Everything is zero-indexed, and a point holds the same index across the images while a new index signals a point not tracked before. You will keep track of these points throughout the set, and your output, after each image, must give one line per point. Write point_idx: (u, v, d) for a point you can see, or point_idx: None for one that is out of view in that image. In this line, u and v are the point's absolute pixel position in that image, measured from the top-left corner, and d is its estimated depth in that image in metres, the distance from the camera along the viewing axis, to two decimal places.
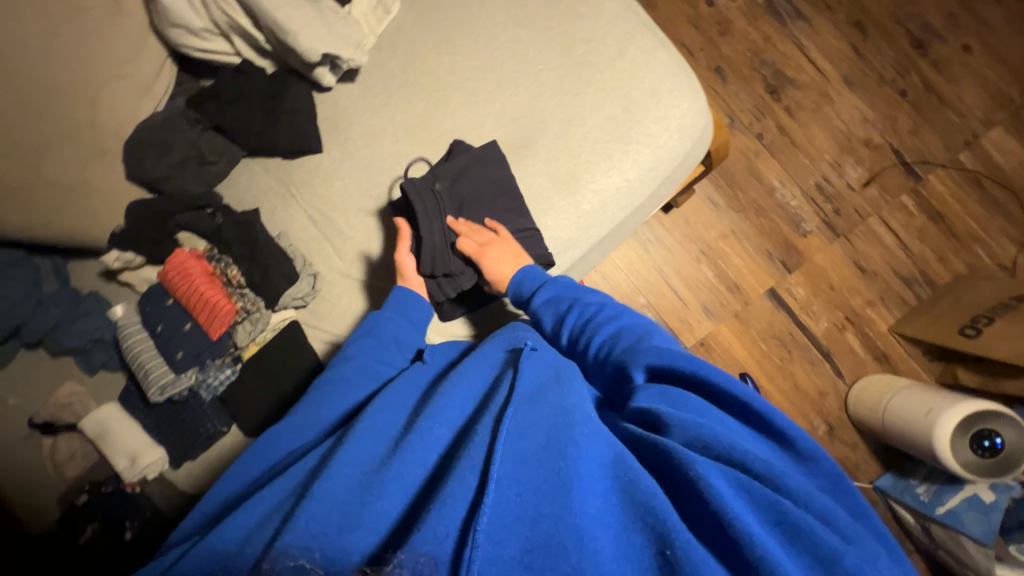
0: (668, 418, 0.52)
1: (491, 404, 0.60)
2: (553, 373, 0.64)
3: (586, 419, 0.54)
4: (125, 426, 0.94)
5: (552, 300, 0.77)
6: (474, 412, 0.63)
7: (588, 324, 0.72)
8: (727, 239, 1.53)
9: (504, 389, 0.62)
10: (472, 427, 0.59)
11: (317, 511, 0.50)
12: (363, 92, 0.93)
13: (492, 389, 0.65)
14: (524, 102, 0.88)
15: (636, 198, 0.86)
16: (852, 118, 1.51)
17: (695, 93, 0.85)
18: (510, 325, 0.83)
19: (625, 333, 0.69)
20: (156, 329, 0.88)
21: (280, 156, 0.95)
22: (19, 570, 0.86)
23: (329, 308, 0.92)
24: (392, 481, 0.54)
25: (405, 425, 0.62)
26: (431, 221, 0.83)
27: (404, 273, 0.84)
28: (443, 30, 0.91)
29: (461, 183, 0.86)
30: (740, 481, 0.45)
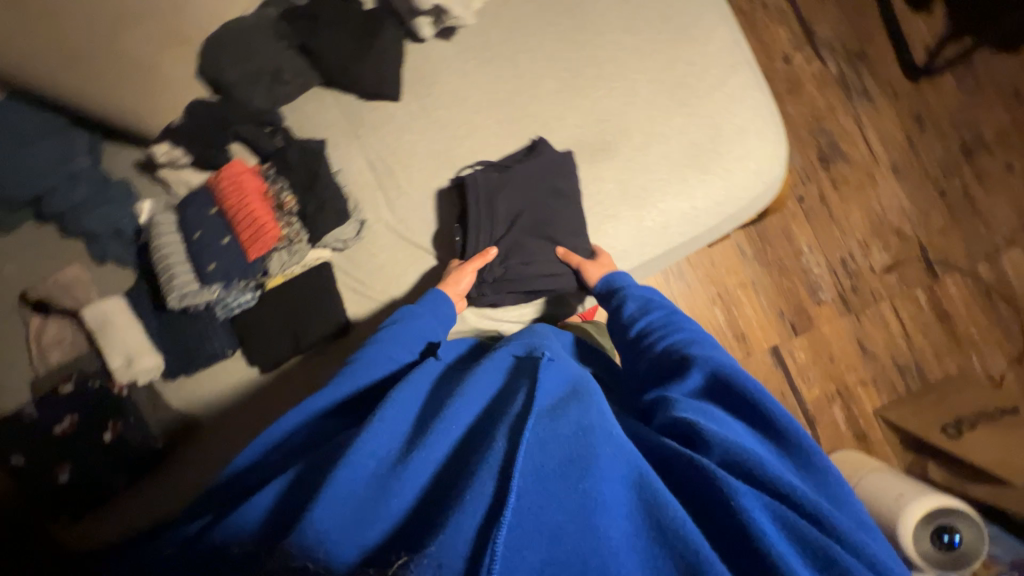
0: (709, 434, 0.56)
1: (507, 411, 0.58)
2: (573, 385, 0.63)
3: (607, 437, 0.54)
4: (127, 324, 0.90)
5: (643, 296, 0.79)
6: (489, 411, 0.61)
7: (667, 329, 0.74)
8: (746, 289, 1.57)
9: (521, 398, 0.59)
10: (486, 432, 0.57)
11: (331, 500, 0.49)
12: (455, 54, 0.91)
13: (508, 394, 0.63)
14: (613, 106, 0.87)
15: (697, 227, 0.87)
16: (890, 206, 1.56)
17: (777, 142, 0.87)
18: (534, 326, 0.83)
19: (700, 345, 0.70)
20: (193, 236, 0.84)
21: (356, 94, 0.93)
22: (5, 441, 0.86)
23: (359, 269, 0.92)
24: (404, 479, 0.52)
25: (419, 425, 0.60)
26: (495, 224, 0.86)
27: (454, 278, 0.84)
28: (551, 14, 0.90)
29: (534, 178, 0.85)
30: (784, 517, 0.49)
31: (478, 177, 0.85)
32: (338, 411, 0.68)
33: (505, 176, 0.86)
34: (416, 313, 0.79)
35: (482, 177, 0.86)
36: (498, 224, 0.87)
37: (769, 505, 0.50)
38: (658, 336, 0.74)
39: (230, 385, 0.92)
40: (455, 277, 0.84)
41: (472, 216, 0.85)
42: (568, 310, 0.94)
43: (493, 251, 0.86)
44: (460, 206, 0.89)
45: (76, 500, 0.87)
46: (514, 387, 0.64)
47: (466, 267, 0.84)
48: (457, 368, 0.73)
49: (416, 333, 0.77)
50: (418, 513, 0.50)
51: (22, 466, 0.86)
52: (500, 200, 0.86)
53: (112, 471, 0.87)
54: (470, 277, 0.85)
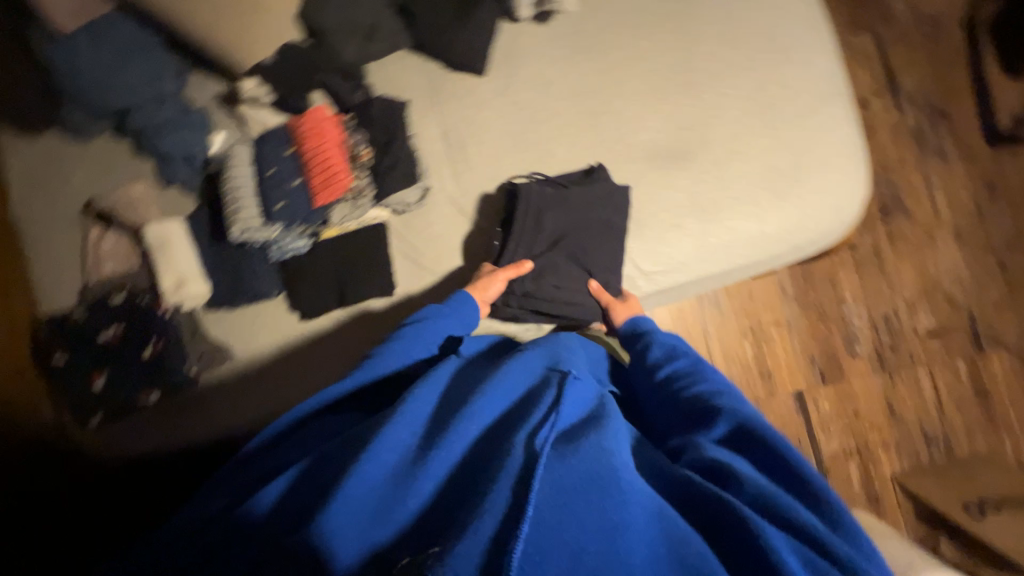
0: (738, 472, 0.56)
1: (527, 420, 0.57)
2: (589, 416, 0.62)
3: (625, 466, 0.54)
4: (183, 249, 0.92)
5: (669, 341, 0.78)
6: (510, 416, 0.60)
7: (691, 377, 0.72)
8: (780, 328, 1.54)
9: (542, 410, 0.58)
10: (503, 439, 0.55)
11: (351, 492, 0.49)
12: (547, 39, 0.91)
13: (527, 403, 0.61)
14: (697, 116, 0.86)
15: (761, 253, 0.85)
16: (944, 270, 1.51)
17: (860, 180, 0.85)
18: (563, 334, 0.80)
19: (725, 397, 0.68)
20: (267, 173, 0.85)
21: (442, 63, 0.93)
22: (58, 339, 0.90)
23: (413, 234, 0.91)
24: (421, 478, 0.51)
25: (438, 420, 0.59)
26: (538, 238, 0.86)
27: (484, 283, 0.83)
28: (650, 14, 0.89)
29: (589, 199, 0.85)
30: (815, 563, 0.46)
31: (533, 189, 0.85)
32: (351, 399, 0.68)
33: (558, 192, 0.86)
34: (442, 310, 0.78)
35: (539, 192, 0.85)
36: (540, 238, 0.87)
37: (801, 552, 0.47)
38: (681, 383, 0.72)
39: (268, 326, 0.93)
40: (485, 282, 0.83)
41: (518, 228, 0.85)
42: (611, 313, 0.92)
43: (528, 264, 0.85)
44: (507, 214, 0.90)
45: (104, 409, 0.89)
46: (534, 397, 0.62)
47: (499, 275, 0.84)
48: (479, 368, 0.73)
49: (439, 330, 0.76)
50: (436, 513, 0.50)
51: (65, 365, 0.89)
52: (549, 217, 0.86)
53: (145, 387, 0.89)
54: (499, 285, 0.83)
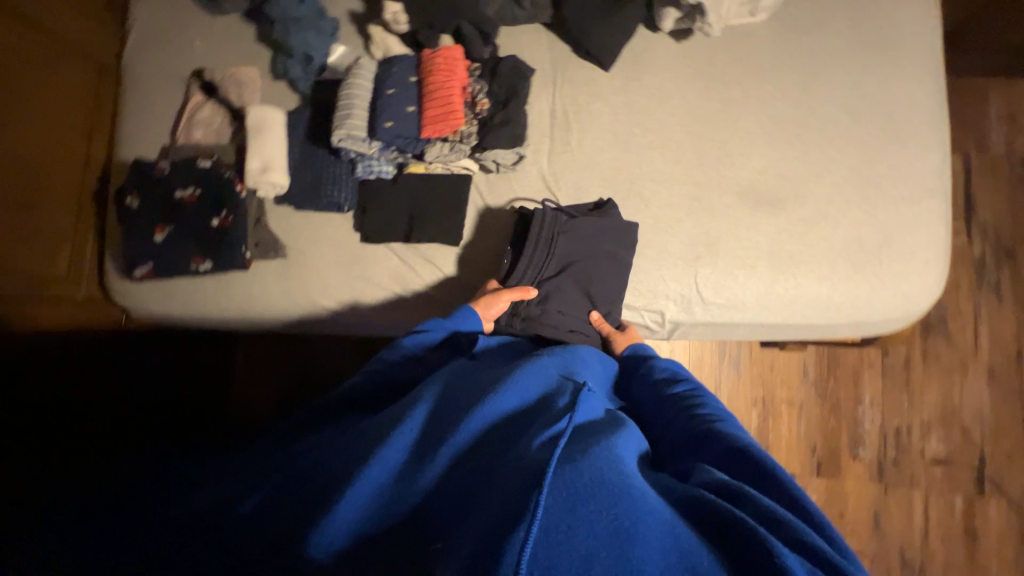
0: (744, 492, 0.50)
1: (540, 420, 0.53)
2: (599, 427, 0.57)
3: (636, 476, 0.49)
4: (276, 137, 0.93)
5: (672, 366, 0.77)
6: (520, 414, 0.56)
7: (694, 402, 0.69)
8: (790, 407, 1.53)
9: (554, 412, 0.55)
10: (512, 438, 0.52)
11: (358, 492, 0.45)
12: (678, 55, 0.93)
13: (538, 405, 0.58)
14: (799, 170, 0.88)
15: (822, 317, 0.85)
16: (967, 404, 1.50)
17: (939, 279, 0.85)
18: (575, 348, 0.76)
19: (726, 422, 0.64)
20: (386, 92, 0.87)
21: (573, 49, 0.95)
22: (135, 183, 0.92)
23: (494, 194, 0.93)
24: (422, 473, 0.48)
25: (447, 409, 0.55)
26: (547, 261, 0.87)
27: (487, 302, 0.82)
28: (783, 63, 0.91)
29: (602, 231, 0.86)
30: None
31: (547, 212, 0.86)
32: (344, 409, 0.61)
33: (569, 218, 0.87)
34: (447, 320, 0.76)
35: (552, 217, 0.86)
36: (549, 264, 0.87)
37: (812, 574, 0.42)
38: (683, 406, 0.69)
39: (330, 235, 0.95)
40: (489, 301, 0.82)
41: (532, 249, 0.86)
42: (655, 332, 0.92)
43: (533, 289, 0.85)
44: (519, 234, 0.90)
45: (152, 261, 0.91)
46: (546, 398, 0.58)
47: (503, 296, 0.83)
48: (486, 365, 0.69)
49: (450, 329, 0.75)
50: (441, 502, 0.46)
51: (134, 208, 0.91)
52: (562, 243, 0.86)
53: (201, 255, 0.90)
54: (504, 304, 0.83)
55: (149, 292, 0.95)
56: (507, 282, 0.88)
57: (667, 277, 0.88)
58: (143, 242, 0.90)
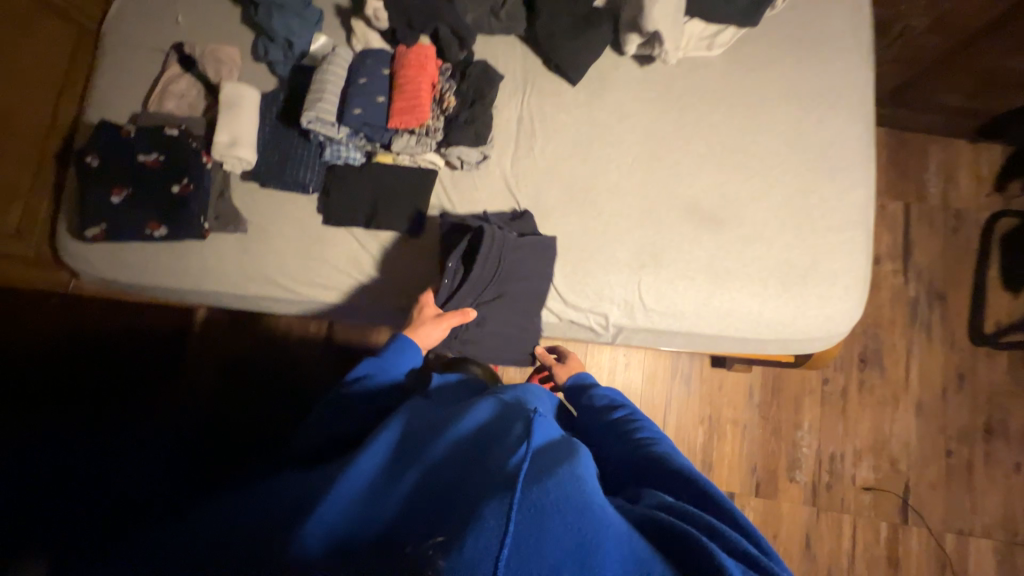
0: (684, 510, 0.55)
1: (503, 437, 0.53)
2: (563, 448, 0.55)
3: (598, 494, 0.50)
4: (247, 115, 0.95)
5: (611, 395, 0.84)
6: (481, 436, 0.53)
7: (633, 426, 0.76)
8: (735, 427, 1.59)
9: (517, 428, 0.54)
10: (477, 459, 0.50)
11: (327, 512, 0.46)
12: (640, 78, 1.00)
13: (500, 420, 0.57)
14: (740, 194, 0.95)
15: (751, 332, 0.91)
16: (897, 436, 1.59)
17: (858, 304, 0.92)
18: (526, 385, 0.79)
19: (665, 446, 0.70)
20: (358, 80, 0.90)
21: (543, 61, 1.01)
22: (98, 143, 0.92)
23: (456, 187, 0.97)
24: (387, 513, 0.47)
25: (407, 447, 0.55)
26: (492, 281, 0.88)
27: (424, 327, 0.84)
28: (733, 96, 0.99)
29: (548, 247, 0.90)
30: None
31: (499, 233, 0.86)
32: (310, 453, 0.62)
33: (517, 239, 0.89)
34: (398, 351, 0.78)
35: (505, 235, 0.88)
36: (493, 284, 0.88)
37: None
38: (625, 431, 0.75)
39: (292, 214, 0.96)
40: (426, 328, 0.84)
41: (483, 267, 0.86)
42: (600, 335, 0.97)
43: (473, 310, 0.88)
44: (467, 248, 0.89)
45: (106, 223, 0.90)
46: (508, 415, 0.57)
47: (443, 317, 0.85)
48: (443, 396, 0.70)
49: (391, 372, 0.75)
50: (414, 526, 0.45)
51: (93, 167, 0.91)
52: (508, 265, 0.88)
53: (158, 221, 0.90)
54: (442, 330, 0.85)
55: (104, 263, 0.94)
56: (449, 300, 0.88)
57: (614, 283, 0.92)
58: (99, 202, 0.90)
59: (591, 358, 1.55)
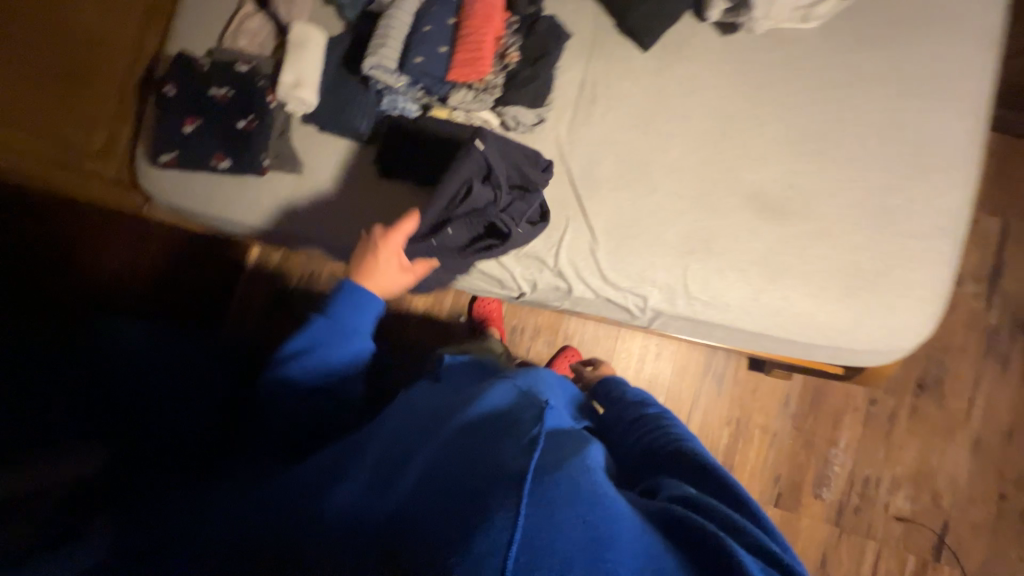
0: (701, 503, 0.54)
1: (516, 426, 0.54)
2: (574, 444, 0.56)
3: (611, 490, 0.50)
4: (312, 57, 0.96)
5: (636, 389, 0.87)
6: (492, 424, 0.55)
7: (660, 422, 0.74)
8: (763, 434, 1.52)
9: (529, 420, 0.55)
10: (489, 446, 0.51)
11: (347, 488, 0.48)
12: (719, 49, 0.92)
13: (511, 411, 0.58)
14: (814, 186, 0.87)
15: (801, 336, 0.85)
16: (945, 469, 1.47)
17: (930, 321, 0.83)
18: (538, 370, 0.78)
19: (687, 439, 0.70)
20: (422, 28, 0.88)
21: (615, 22, 0.95)
22: (176, 74, 0.96)
23: (505, 153, 0.88)
24: (400, 488, 0.48)
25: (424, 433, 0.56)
26: (472, 260, 0.90)
27: (391, 273, 0.79)
28: (823, 76, 0.89)
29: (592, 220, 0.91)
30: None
31: (523, 237, 0.88)
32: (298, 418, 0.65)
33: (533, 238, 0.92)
34: (348, 302, 0.73)
35: (520, 241, 0.89)
36: (472, 259, 0.89)
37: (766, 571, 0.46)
38: (650, 426, 0.74)
39: (344, 161, 0.97)
40: (393, 279, 0.79)
41: (478, 260, 0.90)
42: (636, 317, 0.94)
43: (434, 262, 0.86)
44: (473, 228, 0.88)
45: (178, 151, 0.95)
46: (520, 408, 0.58)
47: (415, 269, 0.82)
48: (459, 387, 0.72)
49: (352, 342, 0.73)
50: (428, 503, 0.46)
51: (170, 97, 0.95)
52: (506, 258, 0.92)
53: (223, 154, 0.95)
54: (405, 279, 0.81)
55: (171, 190, 0.99)
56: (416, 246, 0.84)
57: (659, 265, 0.88)
58: (173, 131, 0.95)
59: (621, 343, 1.52)
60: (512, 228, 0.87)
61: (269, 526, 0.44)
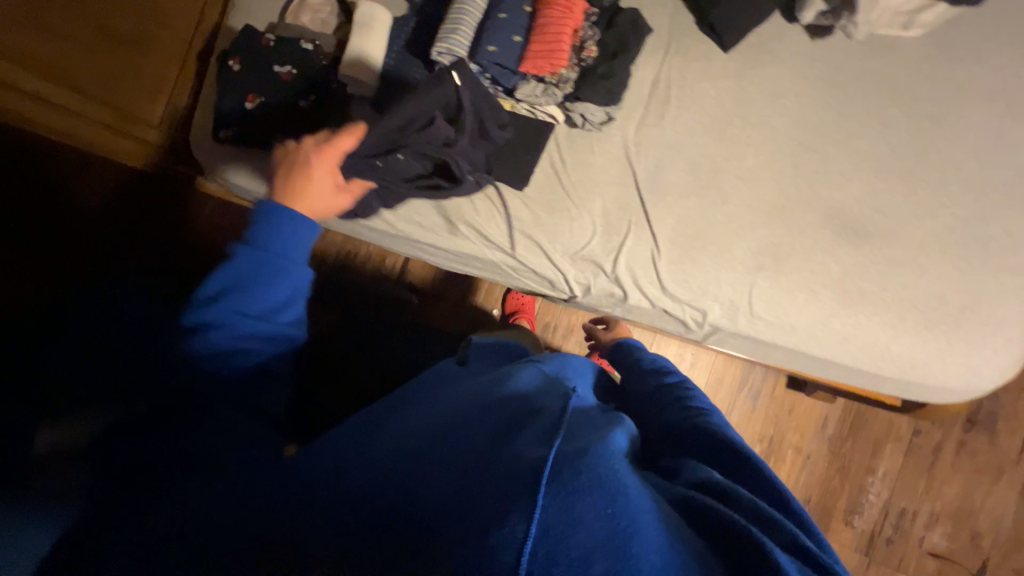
0: (727, 489, 0.48)
1: (533, 406, 0.47)
2: (597, 433, 0.50)
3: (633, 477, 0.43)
4: (378, 39, 0.93)
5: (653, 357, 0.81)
6: (507, 405, 0.49)
7: (683, 394, 0.68)
8: (796, 455, 1.48)
9: (549, 402, 0.49)
10: (501, 426, 0.45)
11: (351, 476, 0.43)
12: (809, 53, 0.86)
13: (529, 395, 0.52)
14: (901, 209, 0.81)
15: (872, 367, 0.81)
16: (987, 509, 1.41)
17: (1013, 362, 0.79)
18: (563, 357, 0.76)
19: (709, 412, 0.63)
20: (497, 15, 0.85)
21: (696, 18, 0.89)
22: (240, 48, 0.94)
23: (476, 101, 0.84)
24: (398, 467, 0.42)
25: (434, 418, 0.51)
26: (410, 193, 0.86)
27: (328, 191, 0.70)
28: (922, 91, 0.83)
29: (657, 228, 0.87)
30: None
31: (473, 184, 0.87)
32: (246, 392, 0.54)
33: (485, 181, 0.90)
34: (277, 225, 0.59)
35: (466, 190, 0.88)
36: (410, 190, 0.85)
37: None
38: (670, 398, 0.68)
39: None
40: (334, 199, 0.71)
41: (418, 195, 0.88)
42: (691, 331, 0.91)
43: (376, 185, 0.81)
44: (423, 163, 0.84)
45: (239, 129, 0.93)
46: (539, 393, 0.53)
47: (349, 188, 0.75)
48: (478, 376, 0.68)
49: (289, 275, 0.58)
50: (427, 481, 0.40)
51: (234, 72, 0.94)
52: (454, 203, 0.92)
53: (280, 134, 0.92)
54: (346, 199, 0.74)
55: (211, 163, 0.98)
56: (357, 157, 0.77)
57: (723, 279, 0.85)
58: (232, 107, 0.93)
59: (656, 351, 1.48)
60: (467, 173, 0.85)
61: (259, 523, 0.40)
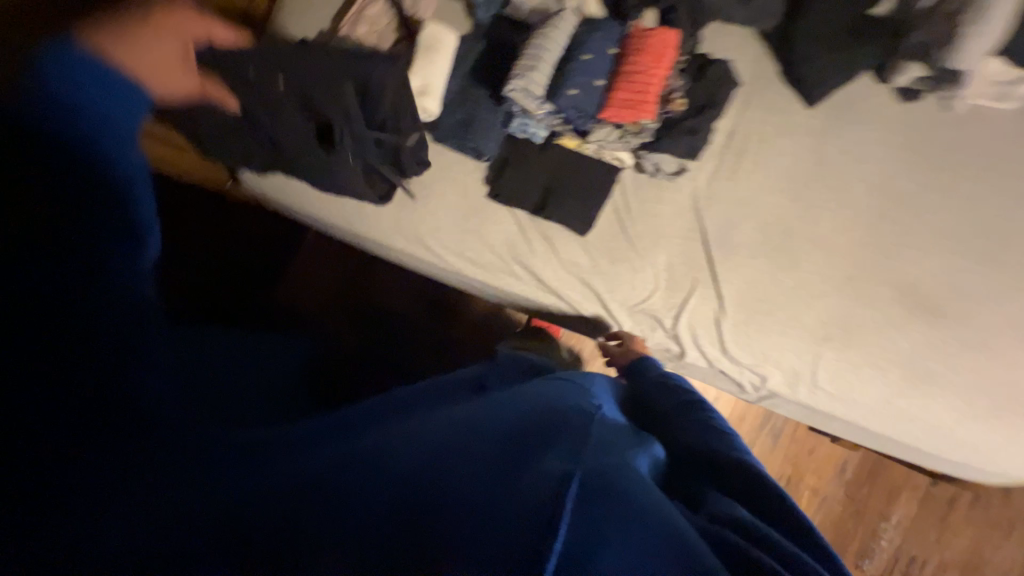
0: (755, 528, 0.48)
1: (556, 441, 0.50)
2: (616, 461, 0.52)
3: (648, 507, 0.45)
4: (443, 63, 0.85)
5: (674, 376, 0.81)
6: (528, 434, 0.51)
7: (712, 424, 0.69)
8: (811, 496, 1.48)
9: (568, 435, 0.52)
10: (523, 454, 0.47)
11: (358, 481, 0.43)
12: (895, 118, 0.83)
13: (549, 424, 0.55)
14: (977, 292, 0.79)
15: (929, 447, 0.81)
16: (995, 563, 1.43)
17: None
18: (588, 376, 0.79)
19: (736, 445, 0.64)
20: (581, 56, 0.80)
21: (780, 70, 0.85)
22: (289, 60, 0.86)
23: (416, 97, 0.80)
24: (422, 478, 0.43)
25: (452, 431, 0.52)
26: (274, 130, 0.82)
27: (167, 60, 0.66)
28: (1009, 169, 0.80)
29: (723, 289, 0.84)
30: None
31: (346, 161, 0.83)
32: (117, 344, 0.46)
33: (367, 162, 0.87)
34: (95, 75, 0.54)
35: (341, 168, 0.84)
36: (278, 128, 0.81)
37: None
38: (697, 427, 0.69)
39: (459, 181, 0.90)
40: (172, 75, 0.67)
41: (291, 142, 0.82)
42: (745, 392, 0.89)
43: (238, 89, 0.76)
44: (316, 123, 0.81)
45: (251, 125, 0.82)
46: (559, 421, 0.56)
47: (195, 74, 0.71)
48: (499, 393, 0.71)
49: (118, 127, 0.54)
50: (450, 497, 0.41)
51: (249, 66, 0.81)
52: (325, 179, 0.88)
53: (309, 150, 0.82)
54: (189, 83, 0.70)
55: (255, 177, 0.92)
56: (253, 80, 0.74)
57: (788, 347, 0.82)
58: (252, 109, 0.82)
59: None
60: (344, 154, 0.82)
61: (270, 522, 0.39)
